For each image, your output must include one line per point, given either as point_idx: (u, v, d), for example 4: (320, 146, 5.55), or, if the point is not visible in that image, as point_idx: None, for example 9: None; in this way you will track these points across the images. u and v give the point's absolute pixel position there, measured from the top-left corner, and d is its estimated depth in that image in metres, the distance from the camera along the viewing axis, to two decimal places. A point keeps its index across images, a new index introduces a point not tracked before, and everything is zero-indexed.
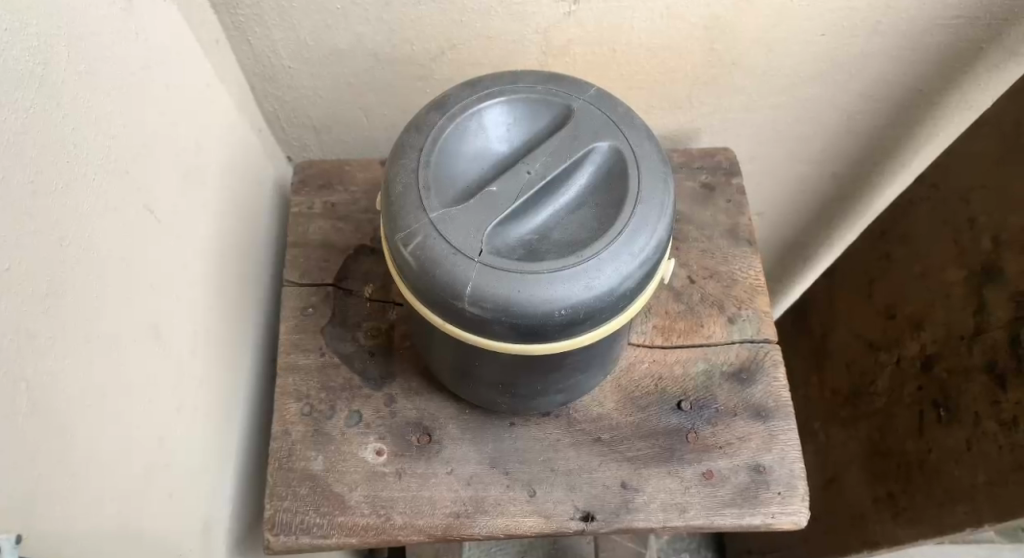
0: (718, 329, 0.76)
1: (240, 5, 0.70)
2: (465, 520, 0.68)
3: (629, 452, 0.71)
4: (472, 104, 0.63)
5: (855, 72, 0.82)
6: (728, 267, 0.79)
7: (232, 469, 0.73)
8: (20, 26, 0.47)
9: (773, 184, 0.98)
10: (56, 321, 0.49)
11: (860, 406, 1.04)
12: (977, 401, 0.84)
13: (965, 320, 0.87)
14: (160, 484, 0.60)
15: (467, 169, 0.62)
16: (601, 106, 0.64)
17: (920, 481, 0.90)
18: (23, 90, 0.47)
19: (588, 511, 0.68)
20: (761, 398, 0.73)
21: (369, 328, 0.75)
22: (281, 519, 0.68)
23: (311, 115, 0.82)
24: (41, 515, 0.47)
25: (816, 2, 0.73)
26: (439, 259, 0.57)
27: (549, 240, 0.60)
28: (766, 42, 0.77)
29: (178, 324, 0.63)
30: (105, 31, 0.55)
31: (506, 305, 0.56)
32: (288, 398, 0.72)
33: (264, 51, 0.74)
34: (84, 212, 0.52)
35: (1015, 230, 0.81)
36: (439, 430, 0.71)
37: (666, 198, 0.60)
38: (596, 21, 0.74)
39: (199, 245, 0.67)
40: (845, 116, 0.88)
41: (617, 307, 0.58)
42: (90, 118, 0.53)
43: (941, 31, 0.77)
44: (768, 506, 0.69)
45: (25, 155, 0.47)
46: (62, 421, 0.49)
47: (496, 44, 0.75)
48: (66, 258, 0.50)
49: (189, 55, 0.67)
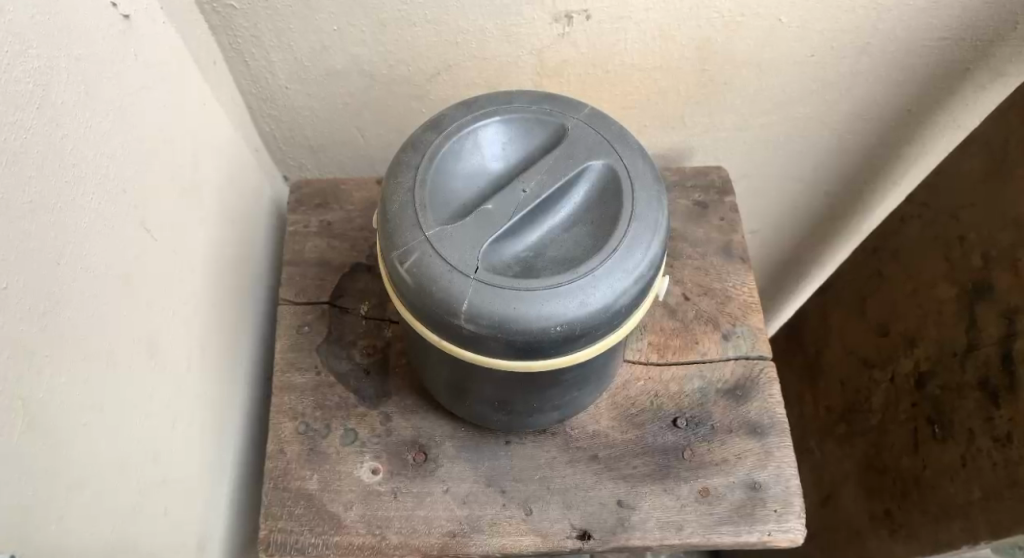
0: (713, 346, 0.77)
1: (238, 27, 0.71)
2: (461, 539, 0.67)
3: (625, 470, 0.71)
4: (468, 123, 0.64)
5: (845, 92, 0.83)
6: (721, 284, 0.80)
7: (227, 487, 0.73)
8: (21, 48, 0.48)
9: (766, 202, 1.00)
10: (54, 339, 0.49)
11: (854, 422, 1.04)
12: (970, 417, 0.84)
13: (956, 336, 0.87)
14: (157, 503, 0.60)
15: (462, 187, 0.63)
16: (595, 124, 0.64)
17: (915, 498, 0.91)
18: (23, 111, 0.48)
19: (584, 529, 0.68)
20: (756, 415, 0.73)
21: (364, 346, 0.75)
22: (277, 538, 0.67)
23: (307, 134, 0.82)
24: (41, 531, 0.47)
25: (804, 24, 0.75)
26: (435, 276, 0.57)
27: (545, 256, 0.60)
28: (756, 62, 0.78)
29: (173, 341, 0.63)
30: (105, 52, 0.56)
31: (503, 322, 0.56)
32: (283, 417, 0.72)
33: (262, 72, 0.75)
34: (82, 233, 0.52)
35: (1005, 245, 0.82)
36: (434, 448, 0.71)
37: (660, 216, 0.61)
38: (589, 43, 0.75)
39: (196, 263, 0.67)
40: (837, 136, 0.89)
41: (613, 323, 0.59)
42: (89, 138, 0.53)
43: (927, 52, 0.79)
44: (764, 523, 0.69)
45: (24, 175, 0.47)
46: (61, 437, 0.49)
47: (491, 64, 0.76)
48: (64, 275, 0.50)
49: (186, 74, 0.67)
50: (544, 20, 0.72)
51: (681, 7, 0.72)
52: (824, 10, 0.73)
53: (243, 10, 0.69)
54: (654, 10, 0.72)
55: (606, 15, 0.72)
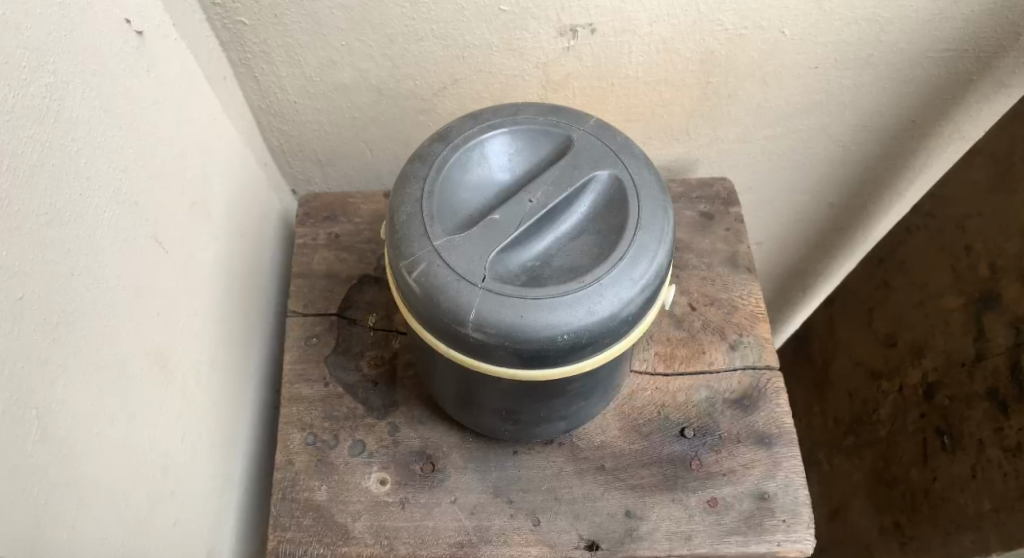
0: (719, 356, 0.77)
1: (247, 43, 0.72)
2: (469, 550, 0.67)
3: (632, 480, 0.71)
4: (475, 134, 0.65)
5: (849, 102, 0.84)
6: (728, 294, 0.80)
7: (235, 498, 0.73)
8: (37, 64, 0.49)
9: (768, 216, 1.00)
10: (67, 350, 0.50)
11: (863, 434, 1.04)
12: (978, 427, 0.84)
13: (964, 347, 0.87)
14: (167, 514, 0.60)
15: (469, 198, 0.63)
16: (601, 135, 0.65)
17: (925, 510, 0.91)
18: (39, 124, 0.49)
19: (592, 540, 0.68)
20: (764, 425, 0.73)
21: (372, 358, 0.76)
22: (285, 549, 0.68)
23: (316, 148, 0.83)
24: (52, 540, 0.47)
25: (809, 34, 0.75)
26: (443, 285, 0.57)
27: (551, 266, 0.60)
28: (760, 75, 0.79)
29: (183, 352, 0.64)
30: (119, 66, 0.57)
31: (509, 330, 0.56)
32: (292, 428, 0.73)
33: (271, 88, 0.76)
34: (96, 245, 0.53)
35: (1010, 256, 0.82)
36: (442, 458, 0.71)
37: (666, 225, 0.61)
38: (594, 56, 0.75)
39: (206, 277, 0.68)
40: (841, 147, 0.90)
41: (620, 331, 0.59)
42: (102, 153, 0.54)
43: (931, 63, 0.80)
44: (772, 534, 0.68)
45: (39, 188, 0.48)
46: (75, 448, 0.50)
47: (496, 78, 0.77)
48: (78, 286, 0.51)
49: (197, 89, 0.68)
50: (549, 34, 0.73)
51: (686, 20, 0.73)
52: (827, 22, 0.74)
53: (253, 26, 0.70)
54: (658, 24, 0.73)
55: (610, 29, 0.73)
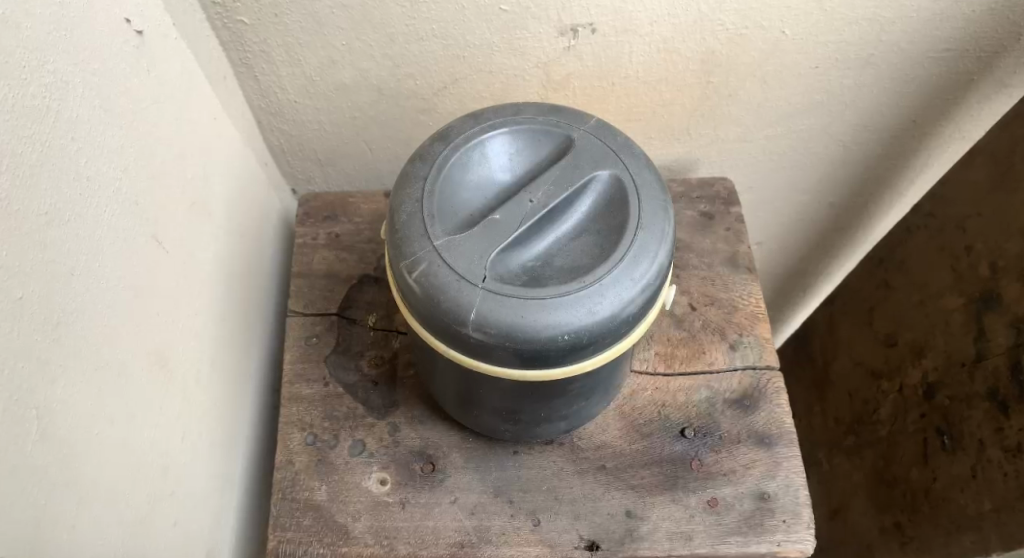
0: (719, 356, 0.77)
1: (247, 43, 0.72)
2: (469, 550, 0.67)
3: (632, 480, 0.71)
4: (475, 134, 0.65)
5: (850, 102, 0.84)
6: (728, 293, 0.80)
7: (235, 498, 0.73)
8: (38, 64, 0.49)
9: (769, 216, 1.00)
10: (67, 351, 0.49)
11: (863, 433, 1.04)
12: (979, 427, 0.84)
13: (964, 347, 0.87)
14: (167, 513, 0.60)
15: (469, 198, 0.63)
16: (601, 135, 0.65)
17: (925, 510, 0.91)
18: (39, 124, 0.49)
19: (592, 540, 0.68)
20: (764, 425, 0.73)
21: (372, 357, 0.76)
22: (285, 549, 0.67)
23: (316, 148, 0.83)
24: (52, 540, 0.47)
25: (810, 34, 0.75)
26: (443, 285, 0.57)
27: (551, 266, 0.60)
28: (760, 75, 0.79)
29: (183, 352, 0.64)
30: (119, 66, 0.57)
31: (510, 330, 0.56)
32: (292, 428, 0.73)
33: (271, 88, 0.76)
34: (96, 245, 0.53)
35: (1011, 255, 0.82)
36: (442, 458, 0.71)
37: (667, 225, 0.61)
38: (595, 56, 0.75)
39: (207, 277, 0.68)
40: (841, 147, 0.90)
41: (620, 332, 0.59)
42: (102, 152, 0.54)
43: (932, 63, 0.79)
44: (772, 534, 0.68)
45: (39, 188, 0.48)
46: (75, 449, 0.50)
47: (497, 78, 0.77)
48: (78, 287, 0.51)
49: (197, 88, 0.68)
50: (549, 34, 0.73)
51: (686, 19, 0.73)
52: (828, 22, 0.74)
53: (253, 26, 0.70)
54: (659, 23, 0.73)
55: (610, 28, 0.73)
